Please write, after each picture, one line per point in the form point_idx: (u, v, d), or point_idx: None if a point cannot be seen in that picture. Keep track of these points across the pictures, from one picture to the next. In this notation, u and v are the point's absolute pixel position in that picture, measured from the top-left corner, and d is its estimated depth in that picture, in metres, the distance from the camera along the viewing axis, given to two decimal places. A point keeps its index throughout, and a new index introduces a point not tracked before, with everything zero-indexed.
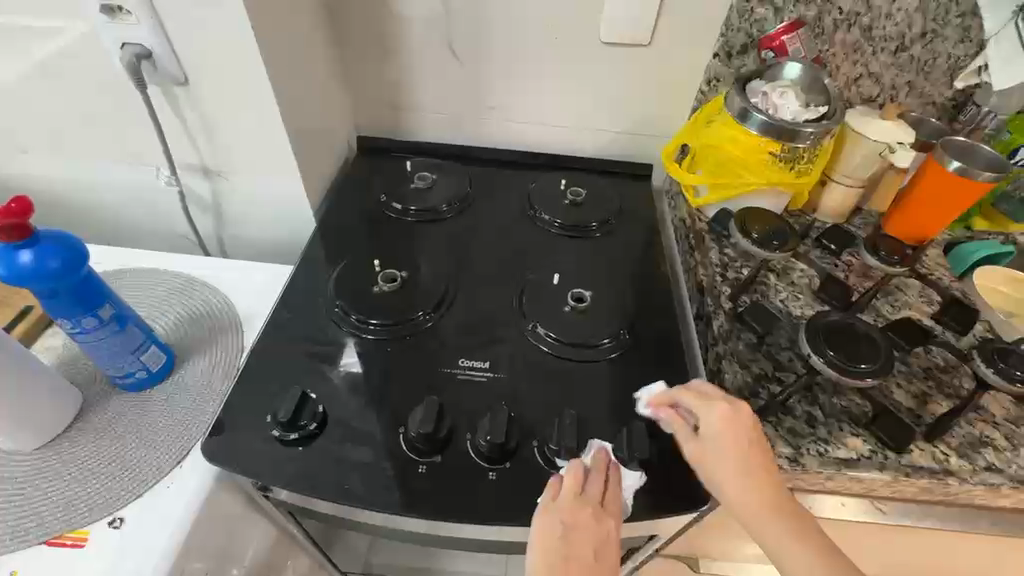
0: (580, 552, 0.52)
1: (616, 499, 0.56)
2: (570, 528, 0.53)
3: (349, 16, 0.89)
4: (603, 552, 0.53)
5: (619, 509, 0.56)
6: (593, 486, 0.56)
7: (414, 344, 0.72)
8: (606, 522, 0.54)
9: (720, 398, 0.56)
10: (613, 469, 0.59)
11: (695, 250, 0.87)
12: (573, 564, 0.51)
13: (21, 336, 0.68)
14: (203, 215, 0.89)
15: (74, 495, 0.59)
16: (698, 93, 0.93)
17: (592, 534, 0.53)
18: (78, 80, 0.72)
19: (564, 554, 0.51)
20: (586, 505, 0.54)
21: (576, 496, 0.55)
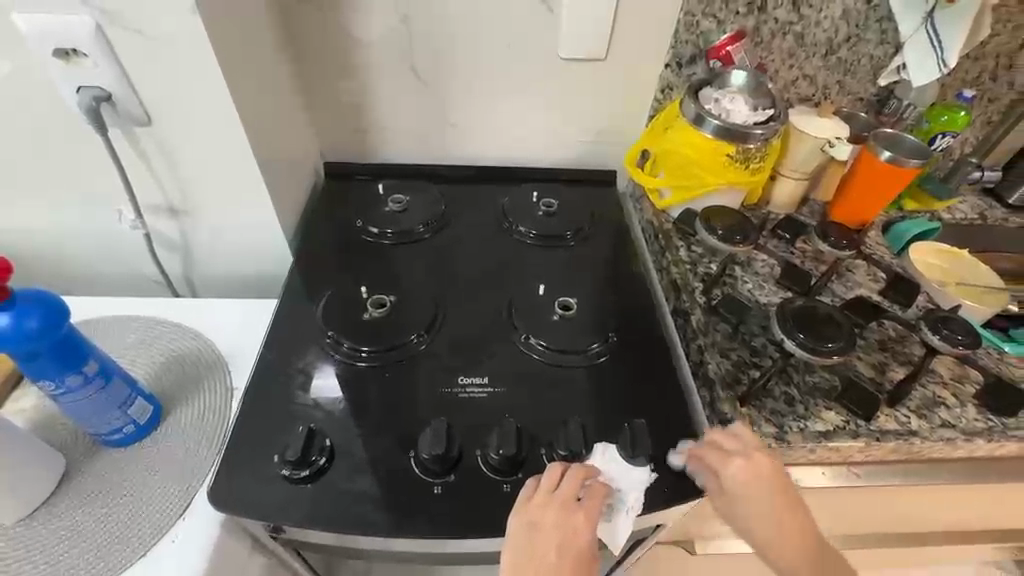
0: (544, 550, 0.54)
1: (593, 499, 0.58)
2: (536, 527, 0.55)
3: (308, 43, 0.89)
4: (570, 549, 0.55)
5: (595, 508, 0.57)
6: (567, 484, 0.58)
7: (410, 367, 0.73)
8: (576, 519, 0.56)
9: (746, 450, 0.60)
10: (592, 466, 0.61)
11: (665, 250, 0.92)
12: (536, 563, 0.54)
13: None
14: (170, 256, 0.86)
15: (69, 564, 0.56)
16: (654, 101, 0.98)
17: (560, 531, 0.55)
18: (29, 127, 0.68)
19: (534, 553, 0.54)
20: (556, 504, 0.56)
21: (543, 496, 0.57)
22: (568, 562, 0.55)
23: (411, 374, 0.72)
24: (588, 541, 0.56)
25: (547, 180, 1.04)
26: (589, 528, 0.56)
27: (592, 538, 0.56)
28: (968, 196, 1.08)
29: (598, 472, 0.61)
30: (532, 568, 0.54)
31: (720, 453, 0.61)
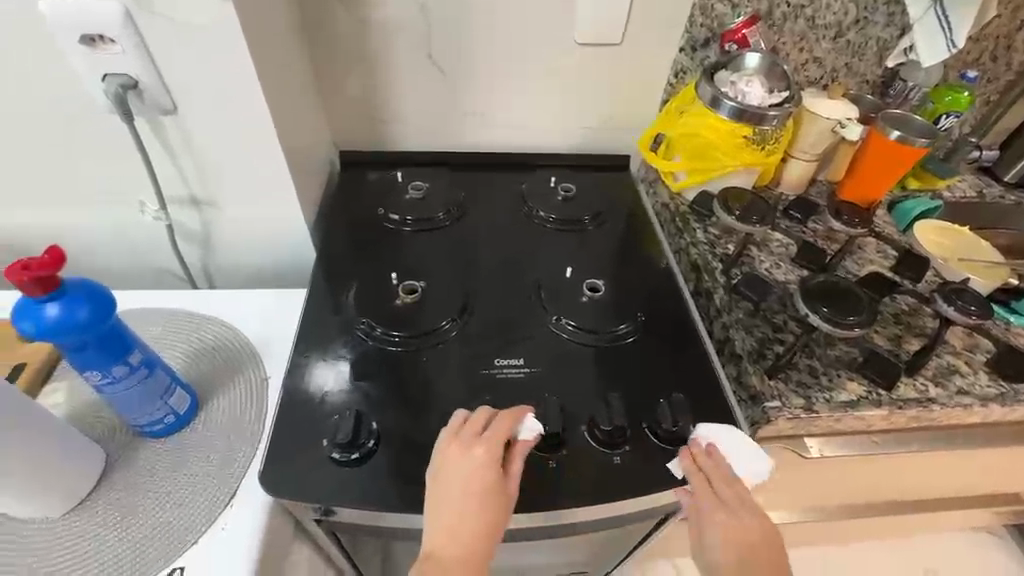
0: (450, 492, 0.57)
1: (495, 436, 0.60)
2: (440, 471, 0.58)
3: (324, 31, 0.88)
4: (472, 489, 0.57)
5: (496, 445, 0.59)
6: (466, 430, 0.60)
7: (444, 353, 0.73)
8: (475, 458, 0.58)
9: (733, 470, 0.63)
10: (505, 410, 0.63)
11: (682, 232, 0.93)
12: (442, 503, 0.57)
13: (25, 388, 0.64)
14: (190, 248, 0.85)
15: (121, 555, 0.56)
16: (667, 86, 0.99)
17: (461, 472, 0.57)
18: (48, 118, 0.67)
19: (443, 494, 0.57)
20: (454, 448, 0.59)
21: (452, 442, 0.60)
22: (475, 500, 0.56)
23: (445, 358, 0.72)
24: (495, 477, 0.58)
25: (561, 165, 1.05)
26: (495, 465, 0.58)
27: (497, 474, 0.58)
28: (968, 175, 1.11)
29: (522, 412, 0.63)
30: (440, 510, 0.56)
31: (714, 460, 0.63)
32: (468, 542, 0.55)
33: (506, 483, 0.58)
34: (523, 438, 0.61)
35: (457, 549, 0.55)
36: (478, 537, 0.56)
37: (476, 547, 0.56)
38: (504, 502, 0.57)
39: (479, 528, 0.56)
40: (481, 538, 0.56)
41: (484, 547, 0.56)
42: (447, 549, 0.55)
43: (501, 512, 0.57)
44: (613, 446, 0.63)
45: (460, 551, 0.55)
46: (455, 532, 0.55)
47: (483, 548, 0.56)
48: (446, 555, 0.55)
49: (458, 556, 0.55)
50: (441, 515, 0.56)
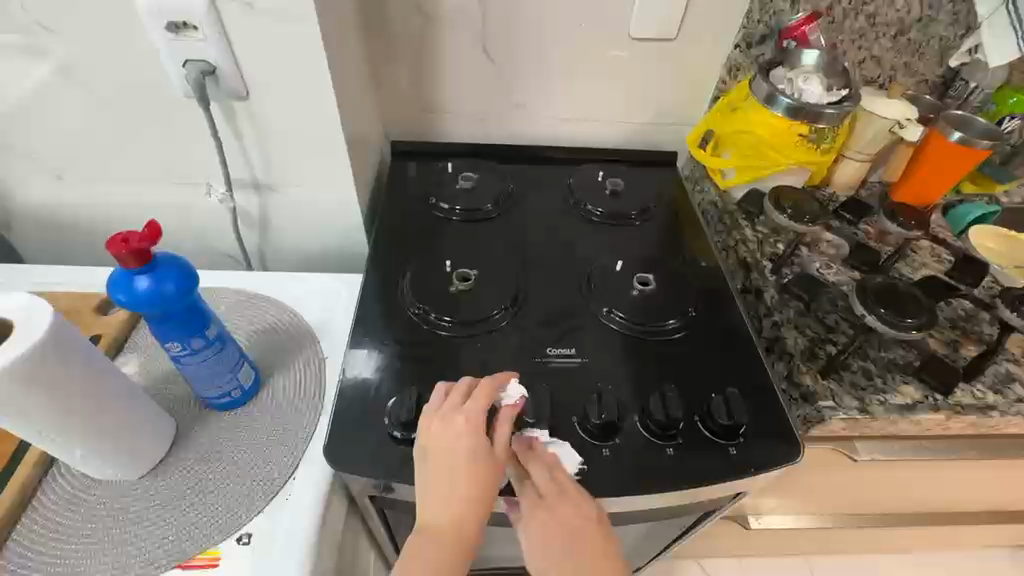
0: (439, 461, 0.57)
1: (479, 402, 0.60)
2: (429, 443, 0.58)
3: (382, 23, 0.89)
4: (461, 456, 0.57)
5: (483, 410, 0.60)
6: (449, 400, 0.61)
7: (496, 341, 0.74)
8: (461, 424, 0.58)
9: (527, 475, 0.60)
10: (487, 377, 0.64)
11: (730, 230, 0.92)
12: (435, 474, 0.57)
13: (106, 350, 0.68)
14: (249, 232, 0.87)
15: (193, 519, 0.58)
16: (719, 82, 0.99)
17: (445, 441, 0.58)
18: (128, 101, 0.70)
19: (433, 465, 0.57)
20: (439, 418, 0.60)
21: (436, 413, 0.60)
22: (466, 467, 0.57)
23: (499, 346, 0.73)
24: (484, 443, 0.58)
25: (608, 159, 1.04)
26: (483, 431, 0.59)
27: (484, 440, 0.58)
28: None
29: (506, 378, 0.64)
30: (432, 483, 0.57)
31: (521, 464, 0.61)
32: (461, 509, 0.56)
33: (496, 447, 0.59)
34: (507, 403, 0.62)
35: (452, 517, 0.55)
36: (471, 504, 0.56)
37: (469, 514, 0.56)
38: (494, 467, 0.57)
39: (468, 498, 0.56)
40: (475, 504, 0.56)
41: (478, 514, 0.56)
42: (441, 518, 0.55)
43: (491, 479, 0.57)
44: (667, 437, 0.63)
45: (453, 520, 0.55)
46: (447, 500, 0.56)
47: (478, 513, 0.56)
48: (442, 524, 0.55)
49: (454, 524, 0.55)
50: (434, 486, 0.56)
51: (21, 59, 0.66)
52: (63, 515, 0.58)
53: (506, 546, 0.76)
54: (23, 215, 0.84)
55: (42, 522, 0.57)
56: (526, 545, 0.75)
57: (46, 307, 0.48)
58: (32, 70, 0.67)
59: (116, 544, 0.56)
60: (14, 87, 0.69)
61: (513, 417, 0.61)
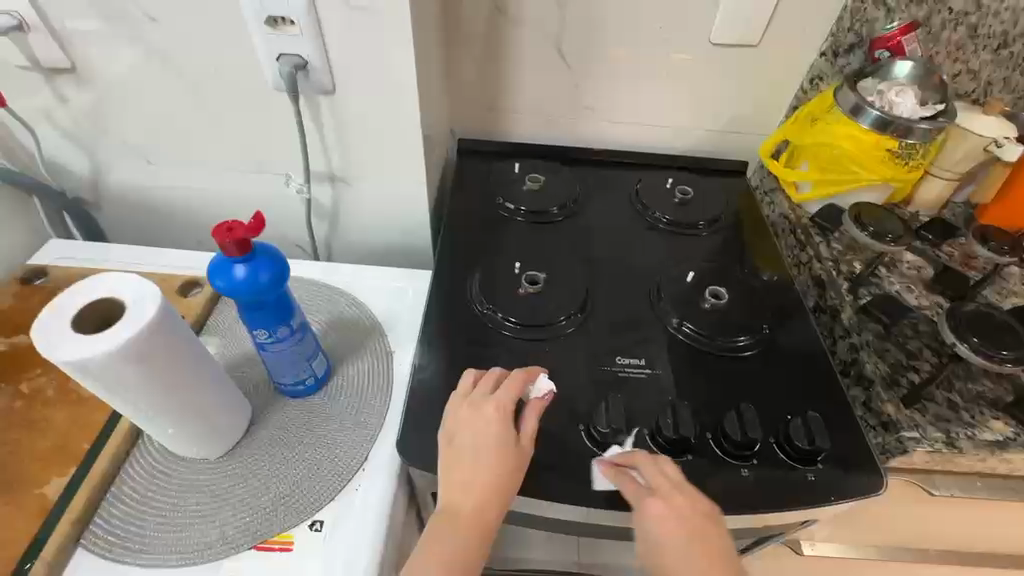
0: (463, 447, 0.58)
1: (509, 391, 0.61)
2: (456, 429, 0.59)
3: (459, 21, 0.89)
4: (485, 442, 0.57)
5: (509, 402, 0.61)
6: (478, 388, 0.62)
7: (563, 348, 0.73)
8: (488, 413, 0.59)
9: (647, 470, 0.57)
10: (517, 370, 0.64)
11: (804, 245, 0.89)
12: (458, 460, 0.57)
13: (194, 324, 0.72)
14: (319, 222, 0.89)
15: (266, 504, 0.60)
16: (799, 91, 0.96)
17: (472, 427, 0.59)
18: (220, 91, 0.73)
19: (456, 451, 0.58)
20: (465, 406, 0.61)
21: (465, 399, 0.62)
22: (490, 452, 0.57)
23: (567, 353, 0.72)
24: (508, 434, 0.58)
25: (676, 166, 1.02)
26: (508, 421, 0.59)
27: (509, 431, 0.59)
28: None
29: (535, 373, 0.64)
30: (455, 467, 0.57)
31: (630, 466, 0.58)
32: (481, 497, 0.55)
33: (520, 438, 0.59)
34: (534, 397, 0.63)
35: (470, 504, 0.55)
36: (491, 494, 0.56)
37: (488, 505, 0.55)
38: (517, 456, 0.58)
39: (493, 485, 0.56)
40: (495, 494, 0.56)
41: (496, 506, 0.56)
42: (461, 505, 0.55)
43: (516, 468, 0.57)
44: (741, 457, 0.61)
45: (471, 508, 0.55)
46: (468, 485, 0.55)
47: (496, 505, 0.55)
48: (460, 510, 0.55)
49: (471, 512, 0.55)
50: (455, 472, 0.57)
51: (130, 49, 0.69)
52: (148, 488, 0.60)
53: (555, 557, 0.74)
54: (110, 196, 0.87)
55: (129, 493, 0.60)
56: (576, 559, 0.73)
57: (156, 299, 0.49)
58: (136, 59, 0.70)
59: (194, 523, 0.58)
60: (117, 74, 0.72)
61: (540, 410, 0.61)
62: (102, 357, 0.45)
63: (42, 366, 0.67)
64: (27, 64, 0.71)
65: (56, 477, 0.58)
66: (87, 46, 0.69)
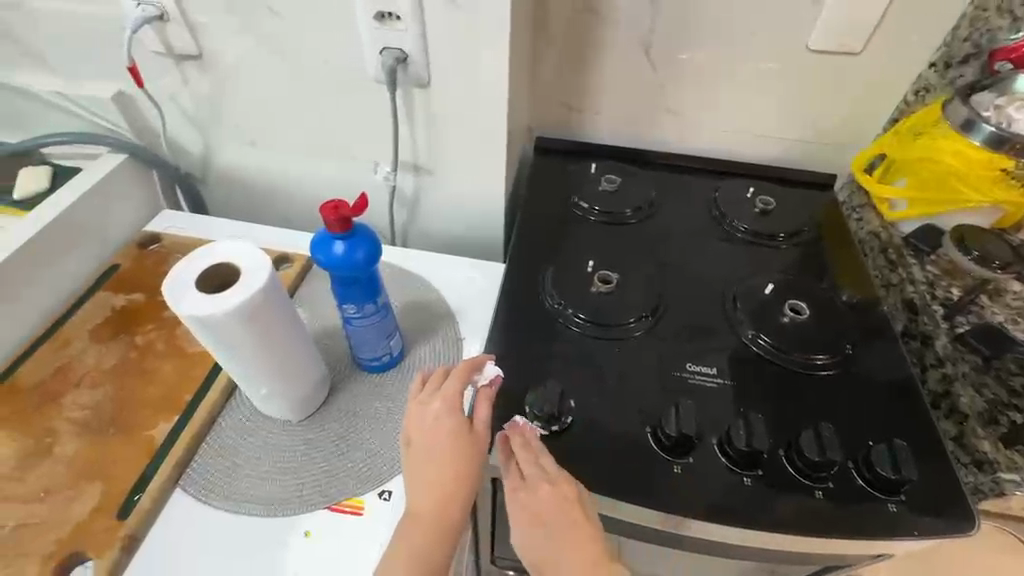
0: (419, 448, 0.59)
1: (453, 384, 0.61)
2: (409, 431, 0.60)
3: (549, 20, 0.91)
4: (436, 442, 0.58)
5: (457, 392, 0.61)
6: (427, 384, 0.62)
7: (631, 352, 0.72)
8: (436, 406, 0.60)
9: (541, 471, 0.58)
10: (463, 360, 0.64)
11: (896, 266, 0.84)
12: (414, 462, 0.58)
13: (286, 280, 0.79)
14: (399, 210, 0.93)
15: (339, 470, 0.64)
16: (902, 102, 0.91)
17: (424, 425, 0.59)
18: (325, 81, 0.78)
19: (413, 454, 0.59)
20: (417, 401, 0.61)
21: (417, 397, 0.62)
22: (441, 452, 0.57)
23: (637, 355, 0.71)
24: (460, 425, 0.59)
25: (758, 175, 0.98)
26: (457, 415, 0.59)
27: (459, 420, 0.59)
28: None
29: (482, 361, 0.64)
30: (413, 468, 0.58)
31: (523, 447, 0.59)
32: (442, 493, 0.56)
33: (473, 431, 0.59)
34: (482, 386, 0.62)
35: (432, 501, 0.56)
36: (451, 491, 0.56)
37: (449, 501, 0.56)
38: (470, 451, 0.58)
39: (450, 485, 0.56)
40: (457, 490, 0.57)
41: (459, 500, 0.57)
42: (422, 505, 0.56)
43: (470, 464, 0.57)
44: (816, 478, 0.59)
45: (436, 503, 0.56)
46: (427, 487, 0.56)
47: (459, 496, 0.57)
48: (421, 509, 0.56)
49: (435, 508, 0.56)
50: (413, 474, 0.58)
51: (252, 39, 0.75)
52: (239, 442, 0.65)
53: None
54: (216, 173, 0.95)
55: (222, 445, 0.65)
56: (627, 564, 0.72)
57: (268, 268, 0.53)
58: (256, 49, 0.76)
59: (274, 478, 0.63)
60: (237, 61, 0.78)
61: (489, 399, 0.61)
62: (222, 316, 0.50)
63: (154, 322, 0.74)
64: (162, 51, 0.79)
65: (162, 422, 0.65)
66: (214, 35, 0.76)
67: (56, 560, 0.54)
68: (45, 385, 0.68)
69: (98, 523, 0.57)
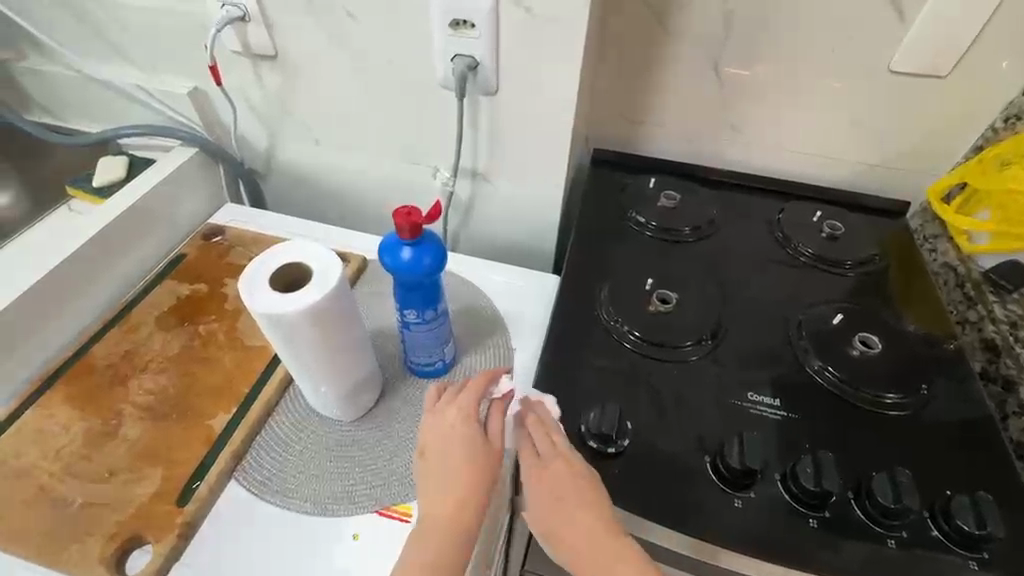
0: (433, 456, 0.58)
1: (467, 396, 0.61)
2: (423, 441, 0.59)
3: (616, 32, 0.90)
4: (450, 450, 0.57)
5: (473, 403, 0.61)
6: (441, 397, 0.62)
7: (688, 375, 0.69)
8: (451, 415, 0.60)
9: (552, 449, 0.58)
10: (479, 373, 0.65)
11: (975, 303, 0.80)
12: (429, 471, 0.57)
13: (353, 273, 0.81)
14: (453, 215, 0.93)
15: (385, 474, 0.63)
16: (988, 129, 0.85)
17: (439, 436, 0.59)
18: (393, 85, 0.79)
19: (428, 464, 0.58)
20: (432, 410, 0.61)
21: (433, 408, 0.61)
22: (456, 458, 0.57)
23: (695, 379, 0.69)
24: (475, 433, 0.58)
25: (825, 198, 0.95)
26: (472, 423, 0.59)
27: (474, 430, 0.58)
28: None
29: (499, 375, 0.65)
30: (426, 477, 0.57)
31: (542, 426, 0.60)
32: (457, 497, 0.55)
33: (488, 440, 0.59)
34: (496, 399, 0.62)
35: (448, 505, 0.55)
36: (467, 495, 0.55)
37: (465, 505, 0.55)
38: (486, 457, 0.57)
39: (465, 490, 0.55)
40: (471, 492, 0.55)
41: (475, 506, 0.55)
42: (437, 510, 0.55)
43: (484, 469, 0.57)
44: (890, 524, 0.56)
45: (448, 514, 0.54)
46: (443, 492, 0.55)
47: (470, 507, 0.55)
48: (435, 513, 0.55)
49: (448, 518, 0.54)
50: (427, 484, 0.57)
51: (327, 42, 0.77)
52: (290, 438, 0.66)
53: None
54: (279, 170, 0.97)
55: (274, 439, 0.66)
56: None
57: (337, 270, 0.54)
58: (329, 52, 0.78)
59: (321, 476, 0.63)
60: (310, 63, 0.80)
61: (502, 411, 0.61)
62: (292, 313, 0.51)
63: (216, 313, 0.76)
64: (240, 50, 0.81)
65: (220, 413, 0.66)
66: (290, 36, 0.78)
67: (118, 542, 0.56)
68: (114, 367, 0.70)
69: (158, 508, 0.59)
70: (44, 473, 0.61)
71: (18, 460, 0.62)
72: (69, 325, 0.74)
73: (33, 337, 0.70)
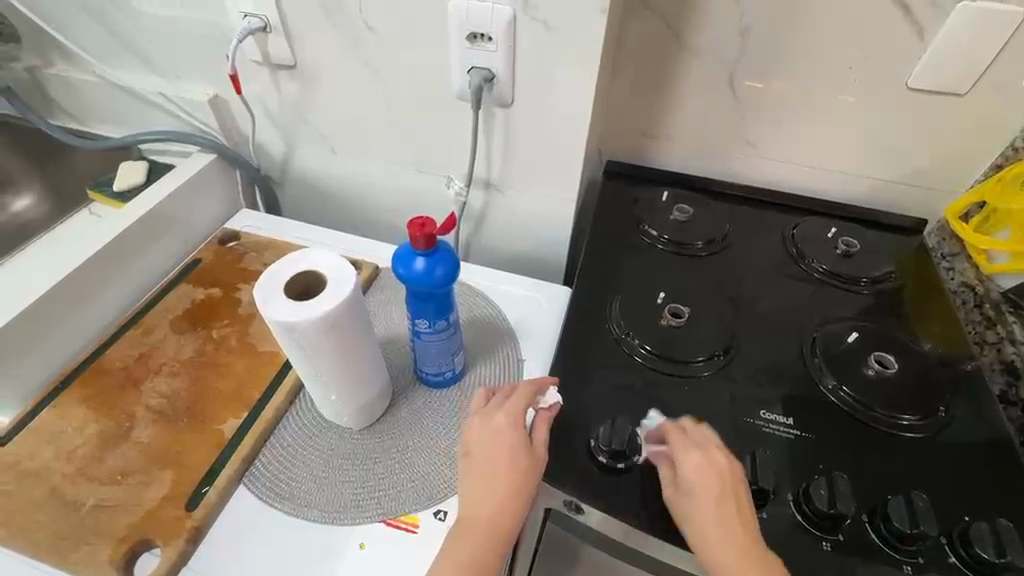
0: (478, 458, 0.58)
1: (516, 403, 0.61)
2: (471, 442, 0.60)
3: (631, 46, 0.90)
4: (498, 454, 0.57)
5: (521, 409, 0.61)
6: (491, 401, 0.63)
7: (699, 391, 0.69)
8: (500, 420, 0.60)
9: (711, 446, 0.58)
10: (528, 380, 0.64)
11: (994, 324, 0.78)
12: (475, 472, 0.57)
13: (364, 281, 0.82)
14: (465, 224, 0.93)
15: (397, 483, 0.63)
16: (1009, 147, 0.84)
17: (487, 440, 0.59)
18: (410, 96, 0.80)
19: (472, 465, 0.58)
20: (480, 415, 0.62)
21: (481, 411, 0.62)
22: (502, 462, 0.57)
23: (707, 395, 0.68)
24: (519, 440, 0.58)
25: (839, 215, 0.94)
26: (519, 428, 0.59)
27: (521, 436, 0.58)
28: None
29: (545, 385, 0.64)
30: (471, 477, 0.57)
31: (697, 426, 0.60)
32: (500, 502, 0.55)
33: (533, 446, 0.58)
34: (543, 408, 0.62)
35: (490, 509, 0.55)
36: (508, 501, 0.55)
37: (505, 511, 0.55)
38: (530, 463, 0.57)
39: (507, 496, 0.55)
40: (513, 500, 0.55)
41: (515, 513, 0.55)
42: (479, 513, 0.55)
43: (528, 477, 0.57)
44: (904, 551, 0.55)
45: (488, 518, 0.55)
46: (485, 496, 0.55)
47: (512, 512, 0.55)
48: (477, 516, 0.55)
49: (490, 521, 0.55)
50: (472, 484, 0.57)
51: (345, 53, 0.78)
52: (299, 444, 0.66)
53: None
54: (294, 177, 0.98)
55: (284, 445, 0.66)
56: None
57: (350, 279, 0.54)
58: (348, 62, 0.79)
59: (331, 482, 0.63)
60: (328, 73, 0.81)
61: (548, 422, 0.61)
62: (304, 323, 0.51)
63: (229, 318, 0.77)
64: (260, 59, 0.83)
65: (231, 418, 0.67)
66: (310, 47, 0.79)
67: (127, 545, 0.56)
68: (127, 370, 0.71)
69: (166, 513, 0.59)
70: (56, 474, 0.61)
71: (31, 461, 0.62)
72: (86, 327, 0.75)
73: (51, 339, 0.71)
